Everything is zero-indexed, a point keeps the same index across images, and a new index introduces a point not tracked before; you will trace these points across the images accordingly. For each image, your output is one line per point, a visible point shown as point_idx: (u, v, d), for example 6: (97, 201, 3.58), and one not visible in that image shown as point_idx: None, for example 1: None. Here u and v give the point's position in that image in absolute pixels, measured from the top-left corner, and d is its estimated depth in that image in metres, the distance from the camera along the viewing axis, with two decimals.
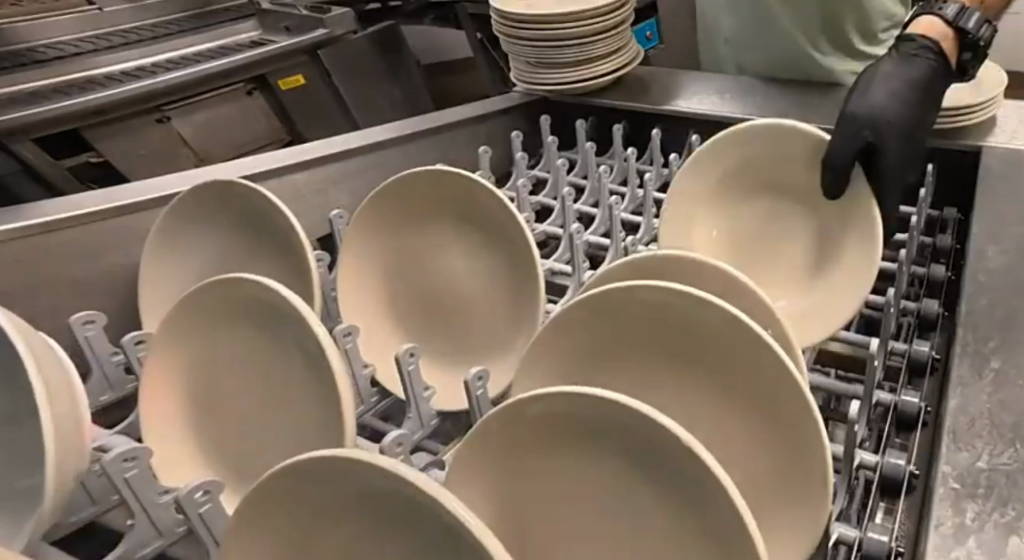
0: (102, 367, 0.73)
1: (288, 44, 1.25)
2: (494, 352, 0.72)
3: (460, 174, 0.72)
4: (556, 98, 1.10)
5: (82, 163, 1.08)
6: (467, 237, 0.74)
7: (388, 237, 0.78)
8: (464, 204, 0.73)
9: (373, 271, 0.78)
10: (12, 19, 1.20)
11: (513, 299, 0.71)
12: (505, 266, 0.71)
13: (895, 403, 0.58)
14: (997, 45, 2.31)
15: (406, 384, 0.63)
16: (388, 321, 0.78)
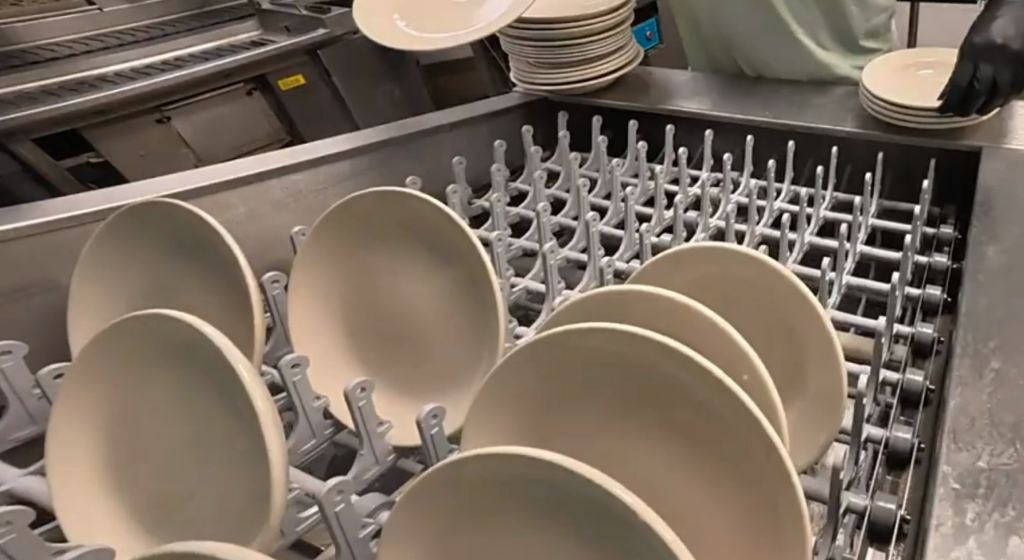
0: (20, 400, 0.69)
1: (288, 44, 1.25)
2: (454, 386, 0.66)
3: (414, 194, 0.67)
4: (556, 98, 1.10)
5: (82, 164, 1.08)
6: (424, 262, 0.69)
7: (340, 261, 0.72)
8: (420, 226, 0.68)
9: (324, 298, 0.72)
10: (13, 19, 1.21)
11: (472, 329, 0.65)
12: (463, 294, 0.66)
13: (887, 439, 0.55)
14: None
15: (359, 422, 0.58)
16: (340, 352, 0.72)
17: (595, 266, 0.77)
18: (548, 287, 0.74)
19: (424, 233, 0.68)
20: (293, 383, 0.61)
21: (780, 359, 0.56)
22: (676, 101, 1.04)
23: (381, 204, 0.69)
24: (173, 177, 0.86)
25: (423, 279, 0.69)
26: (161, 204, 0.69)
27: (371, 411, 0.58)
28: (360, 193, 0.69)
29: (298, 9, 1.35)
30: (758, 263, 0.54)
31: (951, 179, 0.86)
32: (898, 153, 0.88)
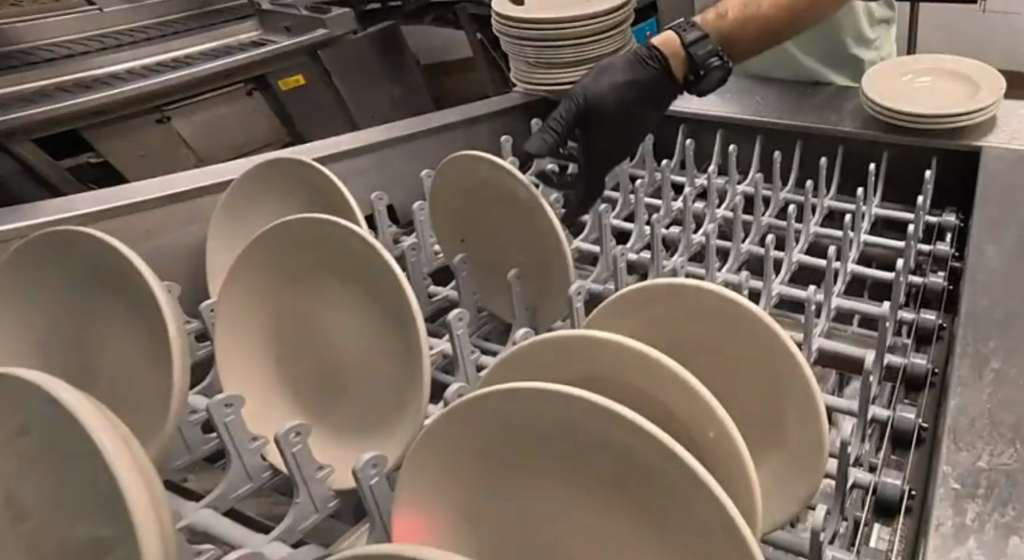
0: None
1: (288, 44, 1.25)
2: (387, 429, 0.62)
3: (322, 222, 0.62)
4: (557, 99, 1.10)
5: (82, 163, 1.10)
6: (346, 294, 0.64)
7: (272, 298, 0.69)
8: (335, 255, 0.64)
9: (262, 338, 0.70)
10: (12, 19, 1.21)
11: (401, 367, 0.61)
12: (389, 330, 0.61)
13: (874, 484, 0.53)
14: (991, 50, 2.31)
15: (292, 467, 0.56)
16: (283, 392, 0.70)
17: (607, 257, 0.78)
18: (513, 314, 0.73)
19: (341, 264, 0.64)
20: (224, 424, 0.59)
21: (760, 403, 0.50)
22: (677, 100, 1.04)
23: (294, 236, 0.65)
24: (161, 179, 0.85)
25: (345, 312, 0.65)
26: (82, 233, 0.63)
27: (305, 456, 0.56)
28: (274, 225, 0.65)
29: (298, 9, 1.35)
30: (739, 307, 0.48)
31: (952, 180, 0.87)
32: (900, 153, 0.89)
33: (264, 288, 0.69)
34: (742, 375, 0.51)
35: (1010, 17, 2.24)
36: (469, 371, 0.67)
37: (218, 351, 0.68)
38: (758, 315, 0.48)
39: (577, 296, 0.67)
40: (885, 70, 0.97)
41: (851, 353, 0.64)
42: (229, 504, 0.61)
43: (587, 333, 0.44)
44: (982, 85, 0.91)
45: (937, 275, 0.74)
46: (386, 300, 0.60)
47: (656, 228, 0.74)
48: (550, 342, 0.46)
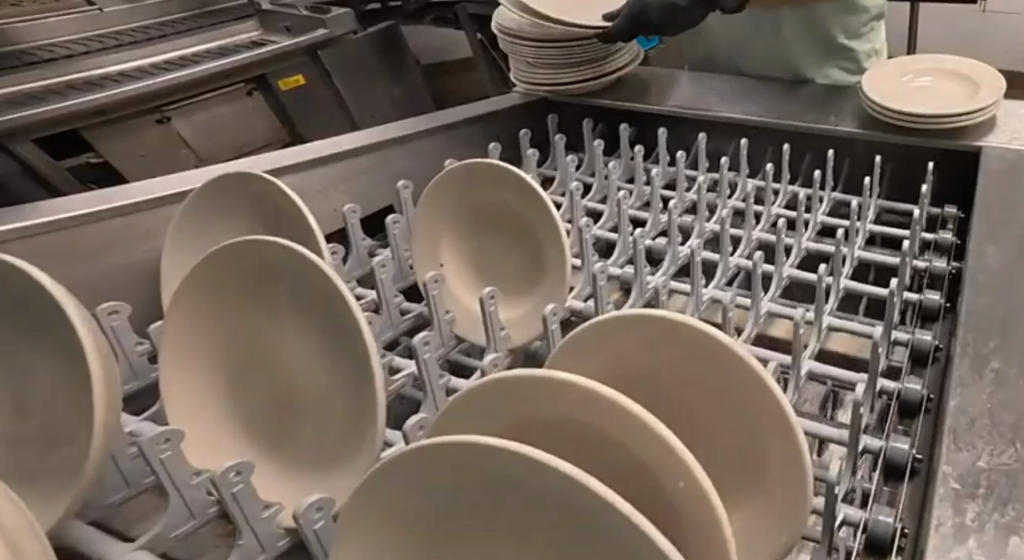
0: (126, 356, 0.71)
1: (288, 44, 1.25)
2: (336, 471, 0.58)
3: (275, 246, 0.59)
4: (557, 99, 1.10)
5: (82, 164, 1.09)
6: (298, 322, 0.61)
7: (222, 324, 0.65)
8: (286, 278, 0.60)
9: (209, 365, 0.66)
10: (12, 20, 1.21)
11: (353, 404, 0.57)
12: (344, 367, 0.58)
13: (864, 521, 0.51)
14: (992, 51, 2.31)
15: (233, 508, 0.53)
16: (227, 426, 0.65)
17: (589, 271, 0.77)
18: (486, 337, 0.67)
19: (295, 292, 0.60)
20: (160, 462, 0.54)
21: (740, 446, 0.47)
22: (677, 101, 1.04)
23: (240, 256, 0.61)
24: (158, 180, 0.84)
25: (295, 341, 0.62)
26: None
27: (249, 496, 0.53)
28: (224, 246, 0.61)
29: (298, 9, 1.35)
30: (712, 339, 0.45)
31: (953, 179, 0.87)
32: (898, 153, 0.88)
33: (211, 311, 0.65)
34: (722, 415, 0.47)
35: (1011, 18, 2.24)
36: (438, 397, 0.64)
37: (161, 377, 0.64)
38: (729, 347, 0.45)
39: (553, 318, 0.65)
40: (884, 70, 0.97)
41: (844, 378, 0.61)
42: (167, 545, 0.56)
43: (539, 371, 0.40)
44: (982, 86, 0.91)
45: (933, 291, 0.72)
46: (339, 329, 0.57)
47: (637, 244, 0.73)
48: (499, 382, 0.41)
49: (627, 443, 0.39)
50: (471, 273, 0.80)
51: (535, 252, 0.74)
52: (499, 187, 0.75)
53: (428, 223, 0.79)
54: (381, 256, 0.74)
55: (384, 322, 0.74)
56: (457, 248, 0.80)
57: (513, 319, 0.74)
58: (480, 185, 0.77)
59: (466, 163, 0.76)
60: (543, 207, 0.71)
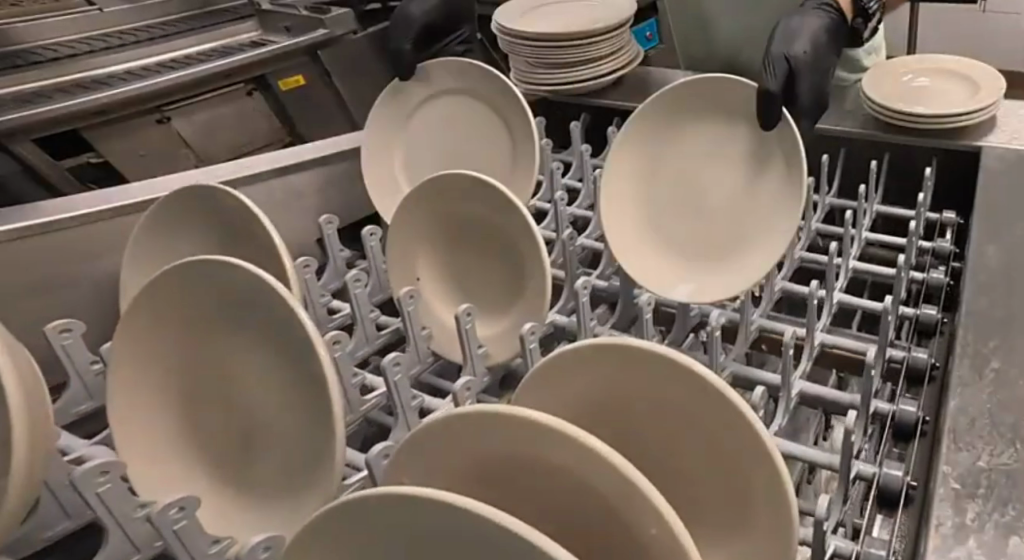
0: (80, 375, 0.71)
1: (288, 44, 1.25)
2: (291, 501, 0.56)
3: (224, 267, 0.56)
4: (556, 98, 1.10)
5: (82, 163, 1.08)
6: (253, 347, 0.59)
7: (175, 347, 0.63)
8: (241, 303, 0.58)
9: (164, 389, 0.64)
10: (12, 19, 1.21)
11: (309, 431, 0.55)
12: (298, 392, 0.56)
13: (856, 554, 0.49)
14: (992, 50, 2.31)
15: (176, 544, 0.53)
16: (184, 452, 0.64)
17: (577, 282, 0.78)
18: (465, 356, 0.67)
19: (247, 314, 0.58)
20: (98, 495, 0.53)
21: (717, 477, 0.46)
22: None
23: (194, 278, 0.59)
24: (157, 180, 0.84)
25: (250, 367, 0.59)
26: None
27: (193, 531, 0.54)
28: (174, 267, 0.59)
29: (298, 9, 1.36)
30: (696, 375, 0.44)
31: (952, 180, 0.87)
32: (898, 155, 0.89)
33: (163, 334, 0.63)
34: (696, 443, 0.46)
35: (1011, 17, 2.24)
36: (408, 418, 0.64)
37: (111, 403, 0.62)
38: (714, 384, 0.44)
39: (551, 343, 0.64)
40: (884, 70, 0.97)
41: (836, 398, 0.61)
42: None
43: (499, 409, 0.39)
44: (983, 85, 0.91)
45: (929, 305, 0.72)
46: (295, 359, 0.55)
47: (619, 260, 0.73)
48: (459, 419, 0.40)
49: (585, 474, 0.38)
50: (448, 289, 0.80)
51: (516, 271, 0.74)
52: (475, 201, 0.73)
53: (404, 235, 0.78)
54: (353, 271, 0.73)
55: (360, 340, 0.75)
56: (435, 260, 0.79)
57: (490, 337, 0.73)
58: (459, 198, 0.75)
59: (438, 175, 0.74)
60: (523, 224, 0.69)
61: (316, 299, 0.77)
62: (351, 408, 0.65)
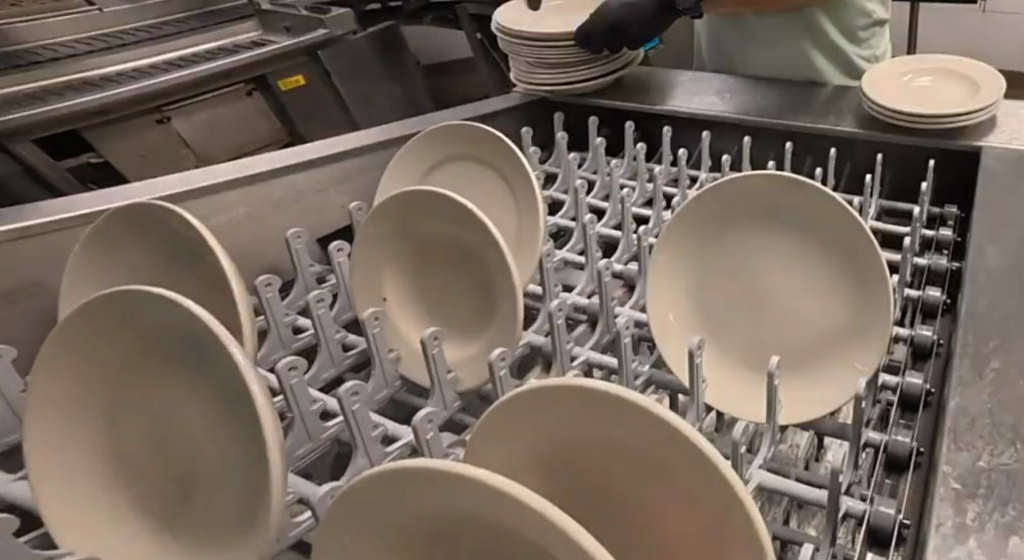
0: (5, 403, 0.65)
1: (288, 44, 1.25)
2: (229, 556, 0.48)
3: (149, 292, 0.49)
4: (558, 99, 1.09)
5: (82, 163, 1.09)
6: (186, 379, 0.51)
7: (106, 381, 0.55)
8: (170, 331, 0.50)
9: (92, 429, 0.56)
10: (13, 19, 1.21)
11: (247, 476, 0.47)
12: (233, 432, 0.47)
13: None
14: (989, 51, 2.32)
15: None
16: (110, 499, 0.55)
17: (593, 269, 0.77)
18: (432, 382, 0.62)
19: (179, 344, 0.50)
20: None
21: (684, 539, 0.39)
22: (675, 101, 1.04)
23: (121, 306, 0.51)
24: (158, 180, 0.84)
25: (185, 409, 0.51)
26: None
27: None
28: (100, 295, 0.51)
29: (298, 9, 1.36)
30: (661, 421, 0.37)
31: (952, 180, 0.86)
32: (898, 155, 0.88)
33: (91, 368, 0.54)
34: (653, 485, 0.39)
35: (1012, 17, 2.24)
36: (370, 450, 0.57)
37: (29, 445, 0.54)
38: (678, 429, 0.37)
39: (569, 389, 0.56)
40: (885, 70, 0.97)
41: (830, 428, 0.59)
42: None
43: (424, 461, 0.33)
44: (983, 85, 0.91)
45: (925, 327, 0.69)
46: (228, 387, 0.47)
47: (602, 279, 0.68)
48: (402, 474, 0.34)
49: (520, 528, 0.31)
50: (416, 309, 0.74)
51: (488, 291, 0.67)
52: (441, 218, 0.68)
53: (368, 254, 0.73)
54: (315, 291, 0.69)
55: (324, 362, 0.70)
56: (401, 280, 0.74)
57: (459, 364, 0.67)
58: (419, 209, 0.70)
59: (402, 191, 0.69)
60: (490, 238, 0.64)
61: (279, 319, 0.72)
62: (308, 436, 0.60)
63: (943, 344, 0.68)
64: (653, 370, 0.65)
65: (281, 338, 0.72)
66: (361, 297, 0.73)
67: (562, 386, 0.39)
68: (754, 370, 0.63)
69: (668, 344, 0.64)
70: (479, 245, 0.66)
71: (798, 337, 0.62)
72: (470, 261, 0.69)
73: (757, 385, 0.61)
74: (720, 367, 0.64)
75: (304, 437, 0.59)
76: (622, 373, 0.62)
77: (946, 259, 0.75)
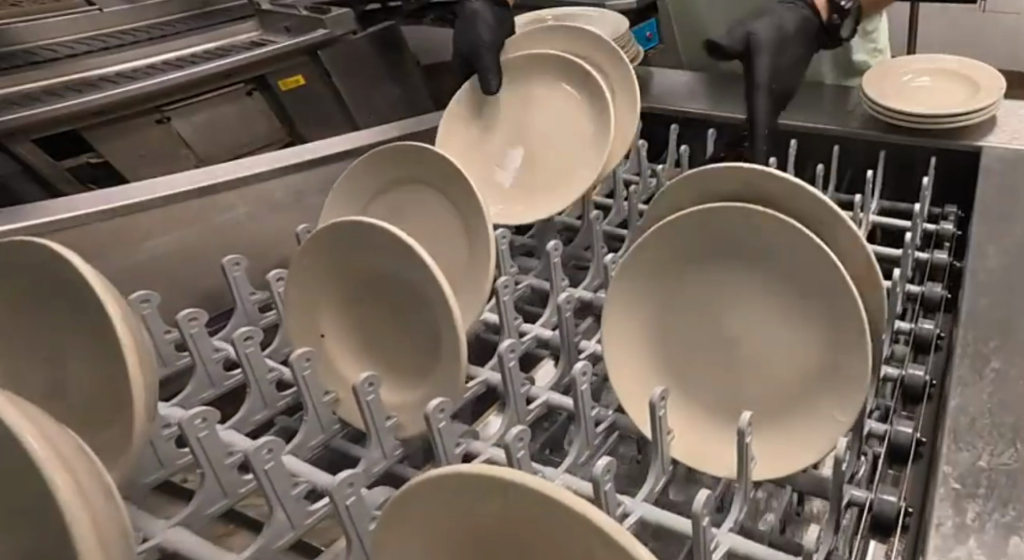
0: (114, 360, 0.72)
1: (287, 45, 1.26)
2: None
3: None
4: None
5: (81, 163, 1.06)
6: None
7: None
8: None
9: None
10: (13, 20, 1.21)
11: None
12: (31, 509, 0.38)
13: None
14: (990, 53, 2.32)
15: None
16: None
17: (555, 297, 0.76)
18: (369, 429, 0.61)
19: None
20: None
21: None
22: (681, 102, 1.05)
23: None
24: (158, 180, 0.84)
25: None
26: None
27: None
28: None
29: (298, 9, 1.37)
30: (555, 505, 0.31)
31: (952, 180, 0.87)
32: (898, 154, 0.88)
33: None
34: None
35: (1011, 18, 2.24)
36: (293, 512, 0.56)
37: None
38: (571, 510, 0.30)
39: (518, 445, 0.51)
40: (884, 70, 0.97)
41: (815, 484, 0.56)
42: None
43: None
44: (982, 85, 0.91)
45: (917, 365, 0.66)
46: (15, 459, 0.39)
47: (564, 313, 0.67)
48: None
49: None
50: (358, 348, 0.72)
51: (433, 327, 0.66)
52: (370, 249, 0.67)
53: (303, 292, 0.72)
54: (245, 327, 0.67)
55: (256, 403, 0.69)
56: (342, 316, 0.72)
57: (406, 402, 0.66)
58: (354, 244, 0.68)
59: (336, 222, 0.67)
60: (422, 268, 0.63)
61: (207, 355, 0.71)
62: (225, 490, 0.59)
63: (935, 385, 0.65)
64: (616, 416, 0.65)
65: (209, 375, 0.71)
66: (305, 337, 0.72)
67: (464, 470, 0.34)
68: (726, 425, 0.60)
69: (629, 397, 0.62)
70: (412, 280, 0.65)
71: (767, 386, 0.59)
72: (413, 301, 0.67)
73: (728, 440, 0.59)
74: (690, 421, 0.62)
75: (217, 492, 0.59)
76: (579, 421, 0.59)
77: (940, 287, 0.72)
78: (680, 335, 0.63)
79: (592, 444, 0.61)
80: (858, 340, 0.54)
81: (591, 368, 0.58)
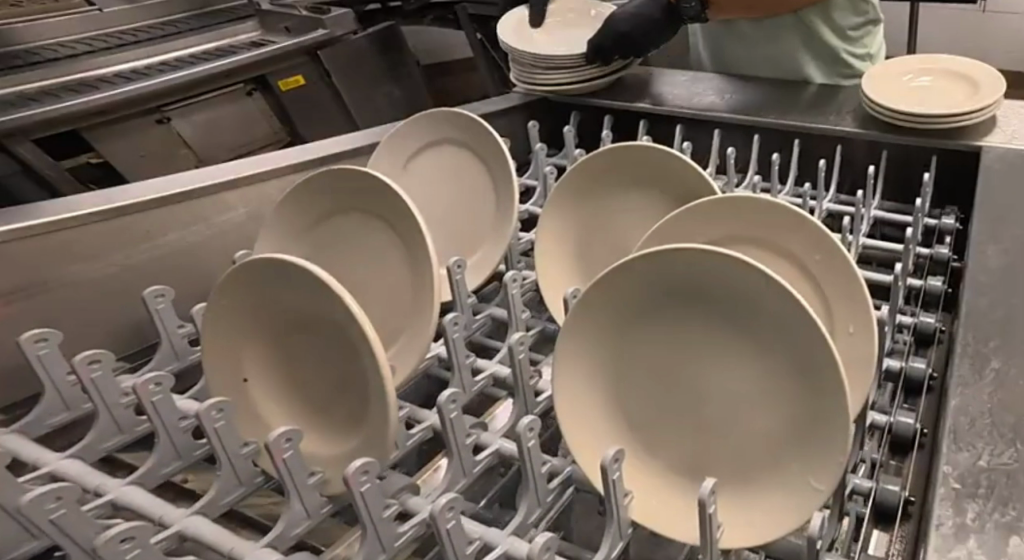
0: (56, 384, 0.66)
1: (288, 45, 1.26)
2: None
3: None
4: (556, 99, 1.10)
5: (82, 164, 1.09)
6: None
7: None
8: None
9: None
10: (13, 19, 1.21)
11: None
12: None
13: None
14: (992, 54, 2.32)
15: None
16: None
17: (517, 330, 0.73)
18: (287, 488, 0.53)
19: None
20: None
21: None
22: (676, 101, 1.04)
23: None
24: (155, 181, 0.84)
25: None
26: None
27: None
28: None
29: (298, 10, 1.37)
30: None
31: (953, 179, 0.87)
32: (899, 154, 0.88)
33: None
34: None
35: (1010, 17, 2.24)
36: None
37: None
38: None
39: (446, 515, 0.47)
40: (885, 71, 0.97)
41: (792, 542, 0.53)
42: None
43: None
44: (983, 84, 0.91)
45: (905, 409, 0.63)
46: None
47: (518, 356, 0.63)
48: None
49: None
50: (280, 393, 0.67)
51: (356, 379, 0.61)
52: (295, 289, 0.62)
53: (223, 334, 0.67)
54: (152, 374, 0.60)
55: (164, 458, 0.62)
56: (263, 357, 0.67)
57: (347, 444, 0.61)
58: (278, 284, 0.63)
59: (257, 258, 0.62)
60: (346, 315, 0.58)
61: (112, 402, 0.64)
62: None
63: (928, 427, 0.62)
64: (572, 468, 0.60)
65: (116, 422, 0.64)
66: (230, 386, 0.67)
67: None
68: (689, 483, 0.54)
69: (584, 451, 0.57)
70: (336, 325, 0.60)
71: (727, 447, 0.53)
72: (340, 349, 0.62)
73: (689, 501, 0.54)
74: (650, 478, 0.56)
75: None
76: (527, 477, 0.56)
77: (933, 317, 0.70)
78: (638, 382, 0.57)
79: (542, 502, 0.57)
80: (832, 400, 0.48)
81: (539, 424, 0.55)
